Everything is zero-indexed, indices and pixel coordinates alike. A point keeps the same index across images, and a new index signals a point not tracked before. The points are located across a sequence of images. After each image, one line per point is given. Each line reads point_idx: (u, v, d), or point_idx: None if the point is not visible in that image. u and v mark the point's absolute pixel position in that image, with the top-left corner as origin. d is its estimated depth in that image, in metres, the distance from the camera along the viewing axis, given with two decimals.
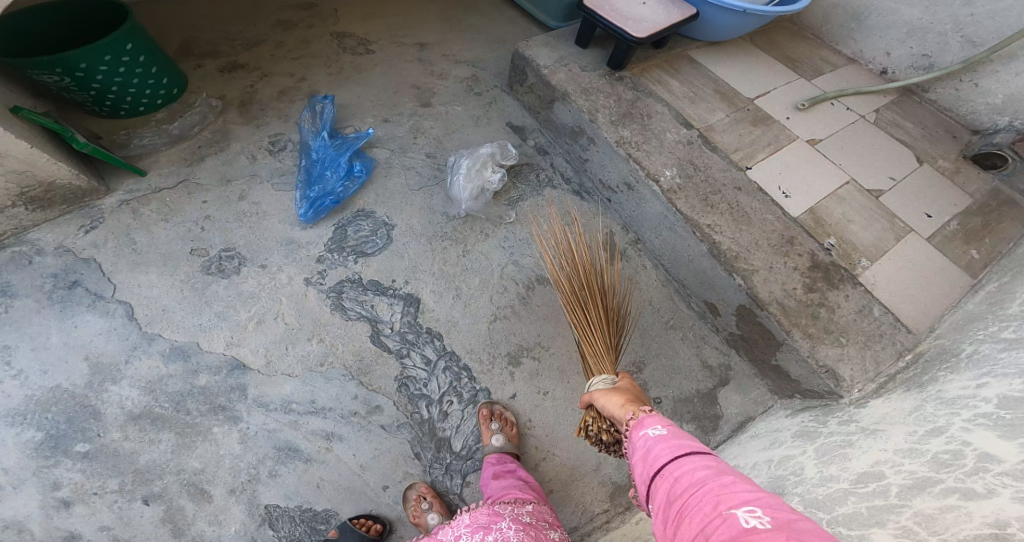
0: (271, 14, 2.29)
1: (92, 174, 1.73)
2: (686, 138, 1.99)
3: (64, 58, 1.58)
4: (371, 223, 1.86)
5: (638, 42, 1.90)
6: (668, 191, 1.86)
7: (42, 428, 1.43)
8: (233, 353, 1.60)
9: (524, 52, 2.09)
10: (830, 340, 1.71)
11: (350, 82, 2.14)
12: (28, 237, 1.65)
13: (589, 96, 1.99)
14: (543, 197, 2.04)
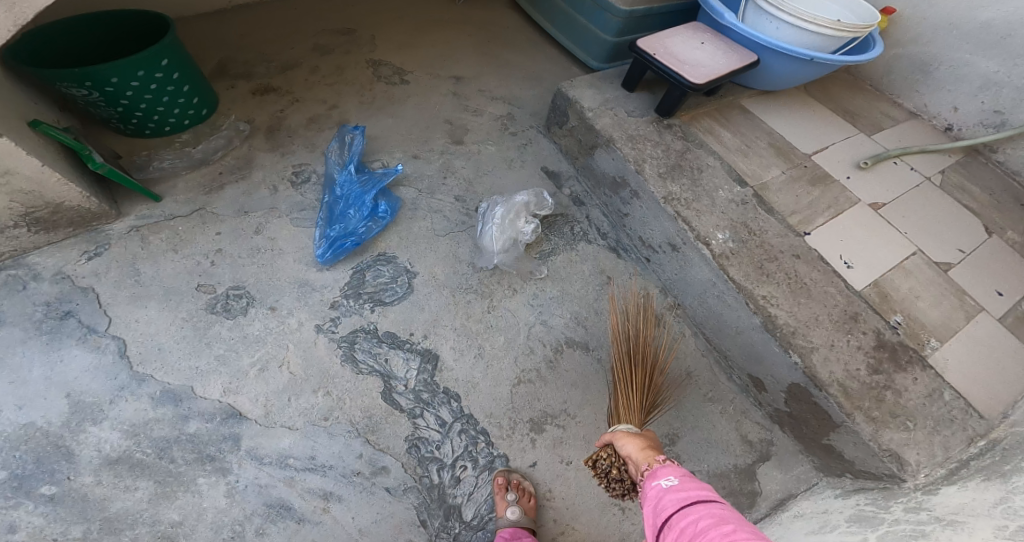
0: (308, 38, 2.23)
1: (105, 197, 1.65)
2: (739, 196, 1.82)
3: (96, 71, 1.50)
4: (392, 269, 1.73)
5: (695, 89, 1.73)
6: (719, 255, 1.68)
7: (6, 466, 1.29)
8: (229, 401, 1.46)
9: (568, 92, 1.94)
10: (896, 425, 1.48)
11: (382, 113, 2.04)
12: (26, 260, 1.56)
13: (636, 144, 1.83)
14: (576, 252, 1.89)
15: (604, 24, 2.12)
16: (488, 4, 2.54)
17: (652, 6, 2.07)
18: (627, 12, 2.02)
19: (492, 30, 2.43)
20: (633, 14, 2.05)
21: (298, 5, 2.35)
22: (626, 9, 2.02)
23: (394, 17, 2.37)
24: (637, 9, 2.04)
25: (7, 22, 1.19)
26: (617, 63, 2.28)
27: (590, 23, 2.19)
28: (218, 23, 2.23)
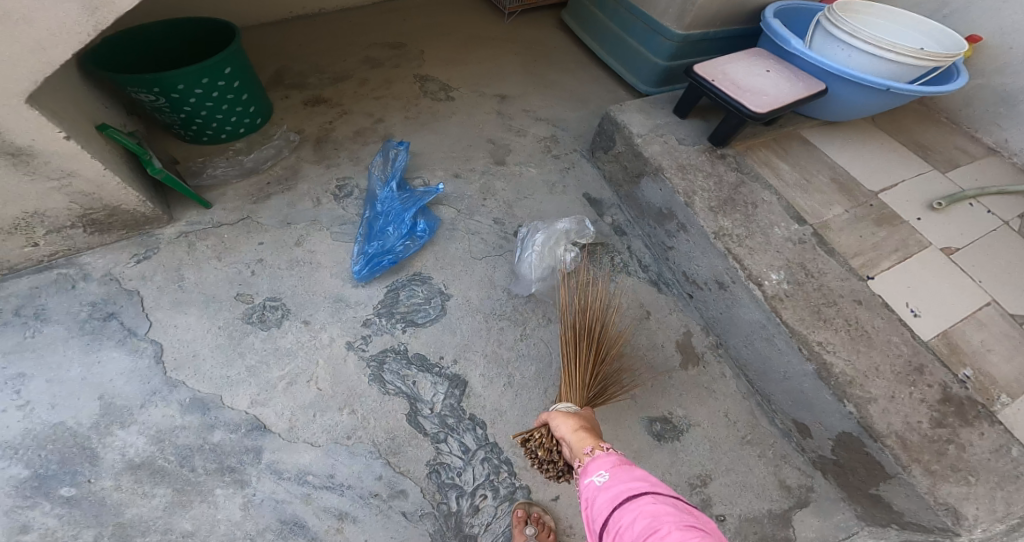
0: (361, 51, 2.25)
1: (159, 202, 1.70)
2: (797, 235, 1.69)
3: (164, 78, 1.55)
4: (426, 290, 1.69)
5: (754, 118, 1.62)
6: (772, 297, 1.56)
7: (30, 465, 1.31)
8: (255, 413, 1.45)
9: (616, 116, 1.86)
10: (956, 478, 1.34)
11: (426, 128, 2.03)
12: (79, 260, 1.63)
13: (686, 173, 1.73)
14: (614, 284, 1.81)
15: (656, 47, 2.05)
16: (538, 23, 2.51)
17: (709, 31, 1.98)
18: (682, 35, 1.94)
19: (541, 48, 2.39)
20: (688, 39, 1.97)
21: (352, 19, 2.39)
22: (681, 33, 1.94)
23: (444, 32, 2.37)
24: (692, 33, 1.96)
25: (87, 27, 1.18)
26: (667, 88, 2.19)
27: (641, 46, 2.11)
28: (275, 34, 2.28)
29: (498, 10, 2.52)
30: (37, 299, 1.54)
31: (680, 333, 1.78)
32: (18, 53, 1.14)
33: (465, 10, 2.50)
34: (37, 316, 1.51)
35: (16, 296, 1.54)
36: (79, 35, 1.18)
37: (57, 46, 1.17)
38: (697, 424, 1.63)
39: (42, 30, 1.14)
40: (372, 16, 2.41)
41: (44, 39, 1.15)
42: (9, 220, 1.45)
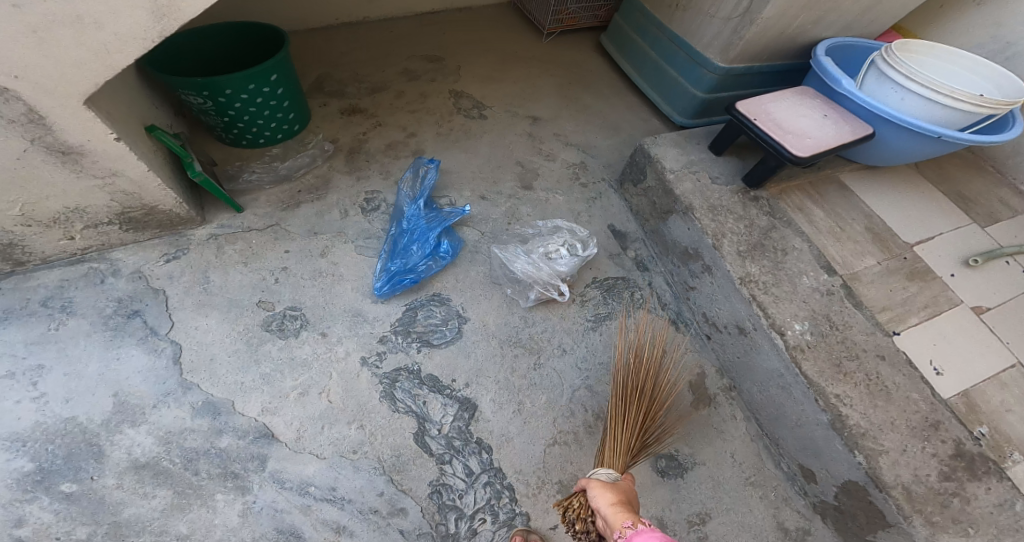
0: (399, 62, 2.26)
1: (194, 203, 1.72)
2: (826, 286, 1.63)
3: (214, 82, 1.59)
4: (444, 311, 1.68)
5: (795, 162, 1.55)
6: (793, 347, 1.51)
7: (35, 458, 1.32)
8: (265, 421, 1.45)
9: (650, 149, 1.82)
10: (955, 531, 1.31)
11: (457, 146, 2.03)
12: (110, 255, 1.65)
13: (716, 215, 1.69)
14: (631, 320, 1.76)
15: (697, 79, 2.00)
16: (577, 45, 2.49)
17: (752, 65, 1.94)
18: (725, 68, 1.90)
19: (578, 71, 2.37)
20: (731, 72, 1.93)
21: (392, 29, 2.40)
22: (725, 66, 1.90)
23: (483, 49, 2.37)
24: (736, 67, 1.91)
25: (152, 34, 1.21)
26: (703, 121, 2.15)
27: (681, 76, 2.07)
28: (316, 39, 2.30)
29: (537, 30, 2.51)
30: (65, 291, 1.56)
31: (694, 372, 1.74)
32: (82, 55, 1.18)
33: (505, 27, 2.49)
34: (62, 307, 1.53)
35: (45, 286, 1.56)
36: (143, 41, 1.21)
37: (122, 50, 1.21)
38: (702, 463, 1.58)
39: (109, 35, 1.18)
40: (413, 28, 2.42)
41: (110, 43, 1.19)
42: (51, 214, 1.49)
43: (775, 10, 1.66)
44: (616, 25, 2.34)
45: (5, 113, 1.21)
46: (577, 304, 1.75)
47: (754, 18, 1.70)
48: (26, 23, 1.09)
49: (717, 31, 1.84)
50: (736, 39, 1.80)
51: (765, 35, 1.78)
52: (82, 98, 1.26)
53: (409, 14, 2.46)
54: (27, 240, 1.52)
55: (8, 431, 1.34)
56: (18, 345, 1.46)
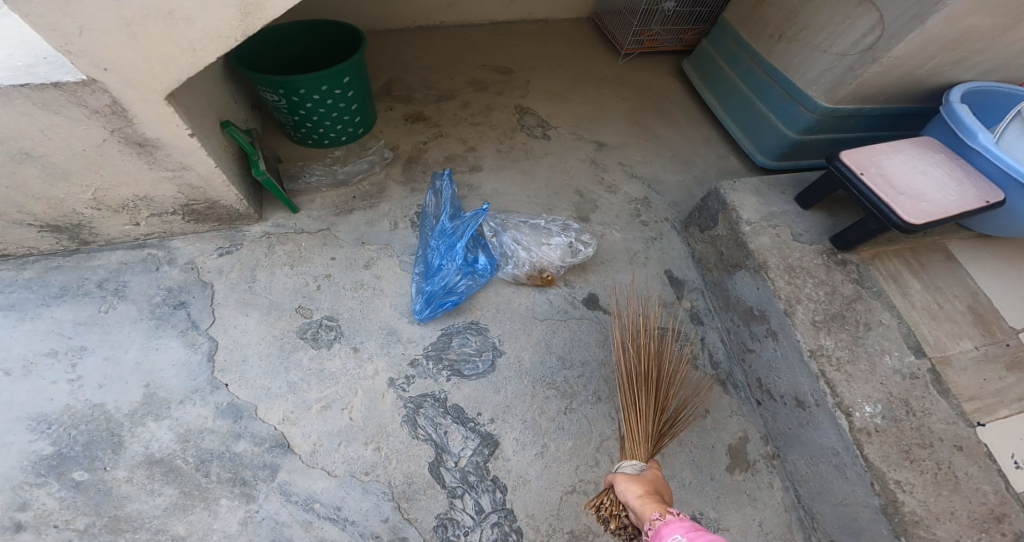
0: (469, 71, 2.21)
1: (253, 200, 1.75)
2: (910, 368, 1.39)
3: (289, 81, 1.61)
4: (479, 341, 1.59)
5: (902, 228, 1.28)
6: (858, 429, 1.31)
7: (56, 443, 1.37)
8: (284, 430, 1.43)
9: (726, 195, 1.60)
10: None
11: (515, 166, 1.91)
12: (169, 243, 1.73)
13: (793, 276, 1.47)
14: (675, 376, 1.56)
15: (791, 117, 1.75)
16: (657, 69, 2.30)
17: (862, 107, 1.66)
18: (829, 109, 1.63)
19: (652, 96, 2.19)
20: (834, 114, 1.66)
21: (466, 37, 2.35)
22: (827, 106, 1.63)
23: (556, 65, 2.26)
24: (841, 108, 1.64)
25: (236, 32, 1.23)
26: (790, 164, 1.88)
27: (771, 111, 1.82)
28: (389, 42, 2.28)
29: (615, 50, 2.37)
30: (122, 275, 1.65)
31: (735, 436, 1.51)
32: (169, 49, 1.22)
33: (581, 45, 2.37)
34: (115, 292, 1.61)
35: (105, 268, 1.66)
36: (226, 38, 1.24)
37: (207, 47, 1.24)
38: (727, 530, 1.38)
39: (197, 31, 1.21)
40: (487, 38, 2.36)
41: (197, 39, 1.22)
42: (120, 200, 1.58)
43: (906, 49, 1.42)
44: (702, 48, 2.10)
45: (93, 104, 1.29)
46: None
47: (879, 55, 1.45)
48: (121, 15, 1.13)
49: (826, 67, 1.59)
50: (850, 78, 1.54)
51: (883, 79, 1.54)
52: (164, 92, 1.31)
53: (485, 22, 2.42)
54: (96, 223, 1.63)
55: (37, 412, 1.40)
56: (67, 325, 1.55)
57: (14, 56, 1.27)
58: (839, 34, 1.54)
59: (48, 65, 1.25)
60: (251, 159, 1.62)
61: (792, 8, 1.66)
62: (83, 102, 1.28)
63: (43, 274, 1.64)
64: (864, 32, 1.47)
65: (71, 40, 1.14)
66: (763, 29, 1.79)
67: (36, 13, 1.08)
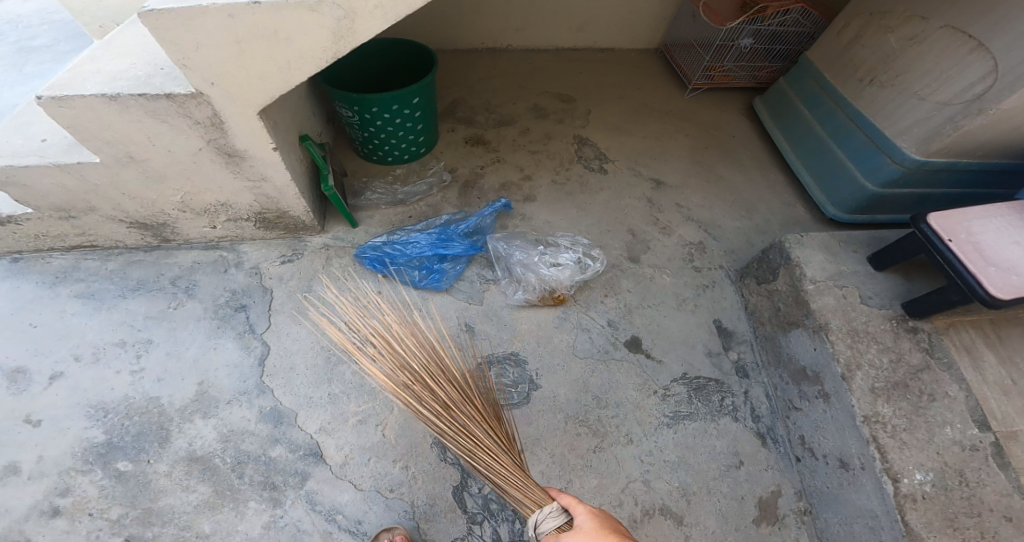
0: (532, 97, 2.23)
1: (318, 212, 1.85)
2: (973, 440, 1.24)
3: (364, 99, 1.69)
4: (516, 373, 1.53)
5: (990, 301, 1.14)
6: (902, 495, 1.20)
7: (109, 431, 1.51)
8: (319, 439, 1.51)
9: (790, 250, 1.46)
10: None
11: (570, 201, 1.86)
12: (239, 247, 1.86)
13: (855, 341, 1.34)
14: (713, 427, 1.47)
15: (872, 167, 1.58)
16: (725, 104, 2.21)
17: (957, 162, 1.48)
18: (919, 161, 1.47)
19: (717, 134, 2.09)
20: (925, 167, 1.49)
21: (532, 62, 2.39)
22: (919, 158, 1.47)
23: (619, 96, 2.24)
24: (934, 160, 1.47)
25: (328, 54, 1.30)
26: (865, 218, 1.71)
27: (849, 158, 1.65)
28: (458, 64, 2.35)
29: (683, 84, 2.32)
30: (193, 275, 1.79)
31: (768, 488, 1.41)
32: (267, 66, 1.30)
33: (646, 77, 2.35)
34: (186, 290, 1.76)
35: (180, 266, 1.81)
36: (319, 60, 1.31)
37: (300, 67, 1.31)
38: None
39: (294, 50, 1.28)
40: (553, 64, 2.39)
41: (293, 59, 1.29)
42: (204, 204, 1.72)
43: (1019, 102, 1.28)
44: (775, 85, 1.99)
45: (196, 115, 1.41)
46: (657, 396, 1.51)
47: (987, 107, 1.31)
48: (234, 34, 1.23)
49: (923, 116, 1.43)
50: (949, 129, 1.38)
51: (986, 133, 1.39)
52: (257, 107, 1.40)
53: (552, 48, 2.45)
54: (179, 223, 1.79)
55: (98, 400, 1.56)
56: (138, 317, 1.70)
57: (138, 66, 1.43)
58: (942, 82, 1.39)
59: (163, 76, 1.40)
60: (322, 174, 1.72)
61: (890, 51, 1.51)
62: (188, 113, 1.41)
63: (124, 267, 1.81)
64: (972, 81, 1.33)
65: (189, 55, 1.26)
66: (852, 73, 1.64)
67: (161, 28, 1.19)
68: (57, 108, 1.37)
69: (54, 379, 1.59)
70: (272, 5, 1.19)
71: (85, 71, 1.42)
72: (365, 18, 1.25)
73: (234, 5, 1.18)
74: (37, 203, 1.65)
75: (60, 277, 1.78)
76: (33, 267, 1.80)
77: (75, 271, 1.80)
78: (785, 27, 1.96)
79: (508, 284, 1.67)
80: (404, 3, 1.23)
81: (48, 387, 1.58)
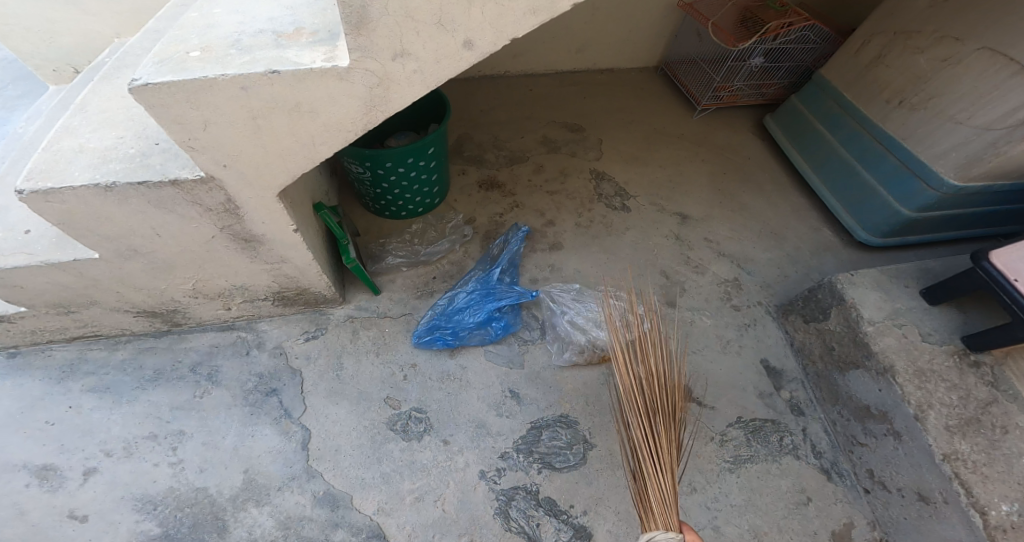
0: (539, 128, 2.18)
1: (338, 283, 1.78)
2: None
3: (377, 156, 1.61)
4: (569, 434, 1.59)
5: None
6: (992, 526, 1.20)
7: (164, 523, 1.42)
8: (379, 521, 1.45)
9: (844, 291, 1.46)
10: None
11: (596, 245, 1.85)
12: (256, 325, 1.76)
13: (924, 381, 1.34)
14: (775, 466, 1.46)
15: (907, 193, 1.62)
16: (735, 125, 2.22)
17: (989, 186, 1.54)
18: (956, 188, 1.52)
19: (733, 158, 2.11)
20: (960, 192, 1.54)
21: (533, 88, 2.33)
22: (956, 184, 1.51)
23: (627, 121, 2.22)
24: (969, 186, 1.53)
25: (358, 125, 1.13)
26: (896, 241, 1.76)
27: (880, 183, 1.69)
28: (457, 97, 2.27)
29: (690, 103, 2.30)
30: (214, 359, 1.68)
31: (839, 522, 1.40)
32: (290, 144, 1.14)
33: (652, 98, 2.32)
34: (209, 377, 1.65)
35: (197, 350, 1.70)
36: (346, 132, 1.14)
37: (327, 141, 1.15)
38: None
39: (320, 124, 1.11)
40: (552, 89, 2.33)
41: (318, 133, 1.13)
42: (218, 288, 1.59)
43: None
44: (791, 108, 2.01)
45: (208, 202, 1.26)
46: (715, 443, 1.49)
47: None
48: (249, 109, 1.06)
49: (961, 141, 1.48)
50: (990, 154, 1.44)
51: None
52: (276, 189, 1.25)
53: (550, 72, 2.38)
54: (190, 308, 1.65)
55: (142, 492, 1.46)
56: (165, 408, 1.58)
57: (128, 142, 1.26)
58: (979, 107, 1.44)
59: (161, 154, 1.23)
60: (341, 245, 1.62)
61: (921, 72, 1.56)
62: (197, 200, 1.25)
63: (136, 355, 1.68)
64: (1014, 107, 1.37)
65: (195, 135, 1.09)
66: (878, 93, 1.69)
67: (160, 105, 1.02)
68: (44, 202, 1.18)
69: (89, 474, 1.47)
70: (294, 74, 1.01)
71: (65, 150, 1.24)
72: (401, 85, 1.07)
73: (249, 77, 1.00)
74: (31, 301, 1.50)
75: (66, 371, 1.63)
76: (34, 362, 1.65)
77: (83, 363, 1.65)
78: (792, 44, 1.95)
79: (553, 341, 1.71)
80: (447, 67, 1.06)
81: (85, 483, 1.46)
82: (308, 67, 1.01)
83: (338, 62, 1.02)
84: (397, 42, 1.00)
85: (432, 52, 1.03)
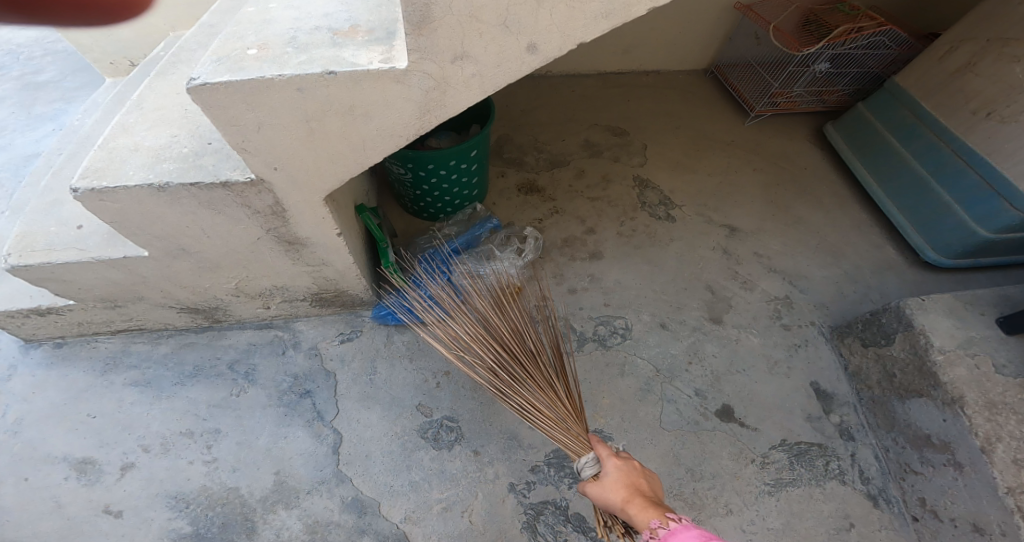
0: (582, 131, 2.12)
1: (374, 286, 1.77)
2: None
3: (420, 157, 1.58)
4: None
5: None
6: None
7: (194, 523, 1.43)
8: (405, 529, 1.43)
9: (913, 317, 1.38)
10: None
11: (639, 253, 1.78)
12: (294, 325, 1.76)
13: (994, 413, 1.25)
14: (820, 491, 1.38)
15: (988, 212, 1.54)
16: (788, 134, 2.14)
17: None
18: None
19: (786, 168, 2.03)
20: None
21: (575, 89, 2.27)
22: None
23: (674, 126, 2.14)
24: None
25: (410, 130, 1.10)
26: (969, 261, 1.69)
27: (957, 201, 1.62)
28: (501, 98, 2.23)
29: (741, 109, 2.22)
30: (251, 357, 1.69)
31: None
32: (340, 146, 1.12)
33: (701, 103, 2.24)
34: (246, 375, 1.65)
35: (236, 348, 1.70)
36: (399, 137, 1.11)
37: (378, 146, 1.12)
38: None
39: (373, 128, 1.09)
40: (596, 91, 2.27)
41: (370, 137, 1.10)
42: (260, 288, 1.59)
43: None
44: (859, 117, 1.93)
45: (256, 204, 1.25)
46: (756, 465, 1.42)
47: None
48: (304, 111, 1.03)
49: None
50: None
51: None
52: (323, 193, 1.23)
53: (593, 72, 2.32)
54: (232, 306, 1.66)
55: (176, 490, 1.47)
56: (202, 406, 1.59)
57: (181, 142, 1.25)
58: None
59: (213, 155, 1.22)
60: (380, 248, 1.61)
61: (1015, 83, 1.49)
62: (246, 202, 1.23)
63: (177, 350, 1.69)
64: None
65: (249, 137, 1.07)
66: (963, 103, 1.61)
67: (218, 105, 1.00)
68: (98, 201, 1.18)
69: (127, 469, 1.49)
70: (350, 77, 0.98)
71: (120, 148, 1.24)
72: (457, 89, 1.03)
73: (307, 78, 0.97)
74: (82, 295, 1.52)
75: (111, 363, 1.66)
76: (80, 353, 1.68)
77: (127, 357, 1.67)
78: (859, 49, 1.85)
79: None
80: (507, 71, 1.02)
81: (122, 478, 1.48)
82: (365, 68, 0.98)
83: (395, 64, 0.98)
84: (457, 44, 0.96)
85: (493, 55, 0.99)
